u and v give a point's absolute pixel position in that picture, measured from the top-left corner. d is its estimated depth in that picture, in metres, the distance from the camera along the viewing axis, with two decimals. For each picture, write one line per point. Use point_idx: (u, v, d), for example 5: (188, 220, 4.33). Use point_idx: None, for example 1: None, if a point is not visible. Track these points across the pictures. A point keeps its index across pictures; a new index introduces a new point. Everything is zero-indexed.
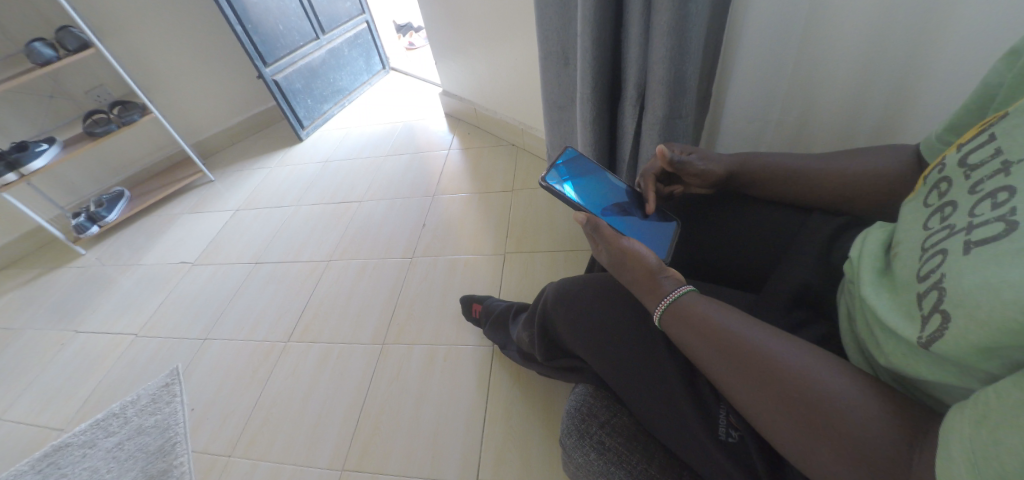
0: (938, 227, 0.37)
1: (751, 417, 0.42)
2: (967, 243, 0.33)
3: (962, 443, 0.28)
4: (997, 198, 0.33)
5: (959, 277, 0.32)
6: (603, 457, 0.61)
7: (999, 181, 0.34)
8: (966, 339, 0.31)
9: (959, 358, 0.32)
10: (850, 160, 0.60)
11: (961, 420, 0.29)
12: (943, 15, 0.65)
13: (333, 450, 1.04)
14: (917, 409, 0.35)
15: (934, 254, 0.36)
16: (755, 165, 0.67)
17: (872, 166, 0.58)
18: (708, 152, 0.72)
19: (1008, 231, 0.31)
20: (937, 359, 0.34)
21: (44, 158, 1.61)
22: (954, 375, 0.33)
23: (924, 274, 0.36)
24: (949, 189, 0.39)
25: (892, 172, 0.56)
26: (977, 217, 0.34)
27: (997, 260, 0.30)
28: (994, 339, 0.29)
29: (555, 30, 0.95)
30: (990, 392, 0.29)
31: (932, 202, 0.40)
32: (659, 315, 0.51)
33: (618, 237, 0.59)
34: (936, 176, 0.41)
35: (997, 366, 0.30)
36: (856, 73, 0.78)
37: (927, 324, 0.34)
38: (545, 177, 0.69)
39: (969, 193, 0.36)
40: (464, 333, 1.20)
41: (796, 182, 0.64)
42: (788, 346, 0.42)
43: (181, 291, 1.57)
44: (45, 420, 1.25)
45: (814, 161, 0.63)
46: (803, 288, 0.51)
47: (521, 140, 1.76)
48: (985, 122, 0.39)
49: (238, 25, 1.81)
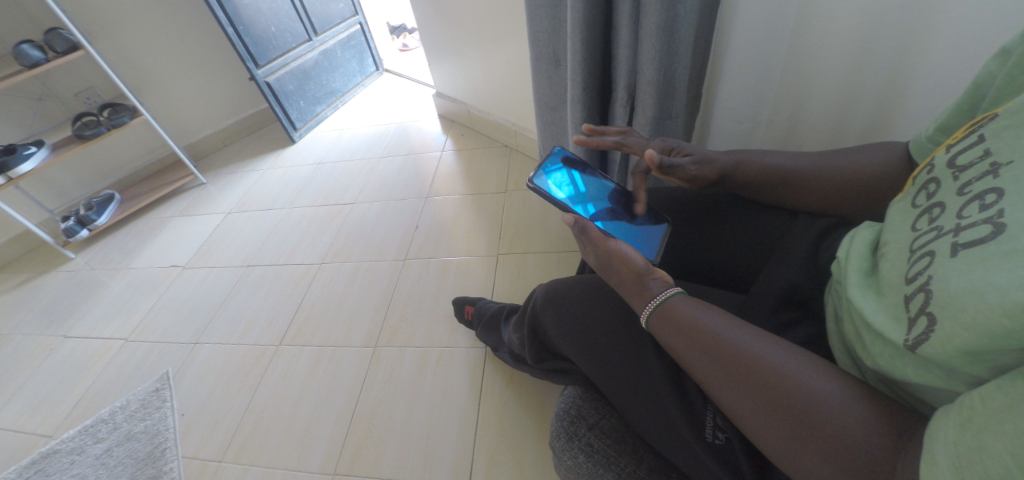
0: (926, 228, 0.37)
1: (738, 420, 0.42)
2: (955, 245, 0.33)
3: (946, 448, 0.28)
4: (986, 199, 0.33)
5: (946, 279, 0.32)
6: (592, 459, 0.61)
7: (987, 182, 0.33)
8: (951, 343, 0.30)
9: (945, 362, 0.31)
10: (843, 159, 0.60)
11: (947, 424, 0.29)
12: (929, 17, 0.65)
13: (325, 454, 1.03)
14: (903, 412, 0.35)
15: (921, 256, 0.35)
16: (749, 166, 0.66)
17: (865, 165, 0.57)
18: (702, 153, 0.70)
19: (995, 233, 0.30)
20: (924, 362, 0.34)
21: (33, 161, 1.59)
22: (940, 378, 0.33)
23: (913, 276, 0.35)
24: (937, 190, 0.38)
25: (887, 171, 0.56)
26: (965, 218, 0.33)
27: (983, 262, 0.30)
28: (980, 344, 0.29)
29: (545, 31, 0.95)
30: (975, 396, 0.28)
31: (920, 203, 0.40)
32: (646, 318, 0.50)
33: (606, 239, 0.59)
34: (925, 177, 0.41)
35: (984, 369, 0.30)
36: (844, 74, 0.78)
37: (914, 327, 0.33)
38: (533, 178, 0.68)
39: (958, 195, 0.36)
40: (457, 335, 1.20)
41: (789, 182, 0.62)
42: (773, 348, 0.41)
43: (172, 295, 1.55)
44: (33, 426, 1.24)
45: (809, 160, 0.62)
46: (790, 290, 0.51)
47: (514, 141, 1.76)
48: (974, 121, 0.39)
49: (229, 26, 1.80)
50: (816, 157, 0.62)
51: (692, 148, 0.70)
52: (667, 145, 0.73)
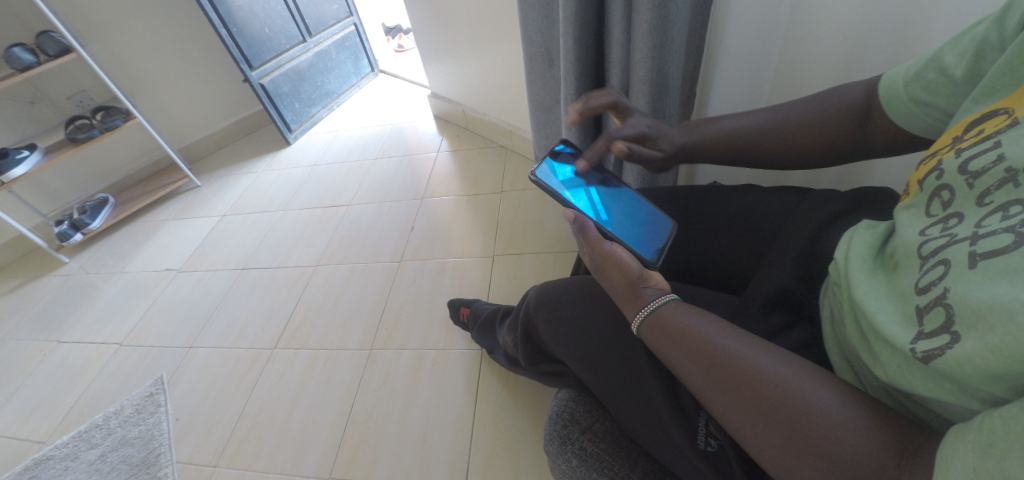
0: (937, 234, 0.36)
1: (732, 429, 0.41)
2: (973, 255, 0.32)
3: (962, 470, 0.27)
4: (1010, 211, 0.32)
5: (968, 294, 0.31)
6: (585, 463, 0.60)
7: (1009, 192, 0.32)
8: (973, 363, 0.29)
9: (960, 378, 0.30)
10: (800, 110, 0.61)
11: (963, 446, 0.28)
12: (921, 14, 0.64)
13: (321, 457, 1.02)
14: (915, 428, 0.33)
15: (935, 264, 0.34)
16: (712, 139, 0.68)
17: (822, 113, 0.58)
18: (667, 132, 0.71)
19: (1018, 243, 0.30)
20: (934, 376, 0.33)
21: (25, 165, 1.57)
22: (952, 393, 0.32)
23: (925, 286, 0.34)
24: (952, 198, 0.37)
25: (841, 122, 0.56)
26: (984, 227, 0.32)
27: (1008, 278, 0.29)
28: (1004, 366, 0.28)
29: (539, 31, 0.94)
30: (993, 419, 0.27)
31: (934, 211, 0.38)
32: (637, 325, 0.50)
33: (602, 241, 0.57)
34: (934, 182, 0.39)
35: (1003, 389, 0.29)
36: (838, 72, 0.77)
37: (930, 340, 0.32)
38: (535, 171, 0.66)
39: (976, 204, 0.34)
40: (453, 337, 1.19)
41: (753, 146, 0.64)
42: (770, 356, 0.40)
43: (167, 299, 1.54)
44: (27, 432, 1.22)
45: (771, 117, 0.63)
46: (782, 292, 0.50)
47: (510, 141, 1.75)
48: (980, 121, 0.38)
49: (221, 28, 1.79)
50: (778, 114, 0.62)
51: (664, 136, 0.70)
52: (641, 130, 0.71)
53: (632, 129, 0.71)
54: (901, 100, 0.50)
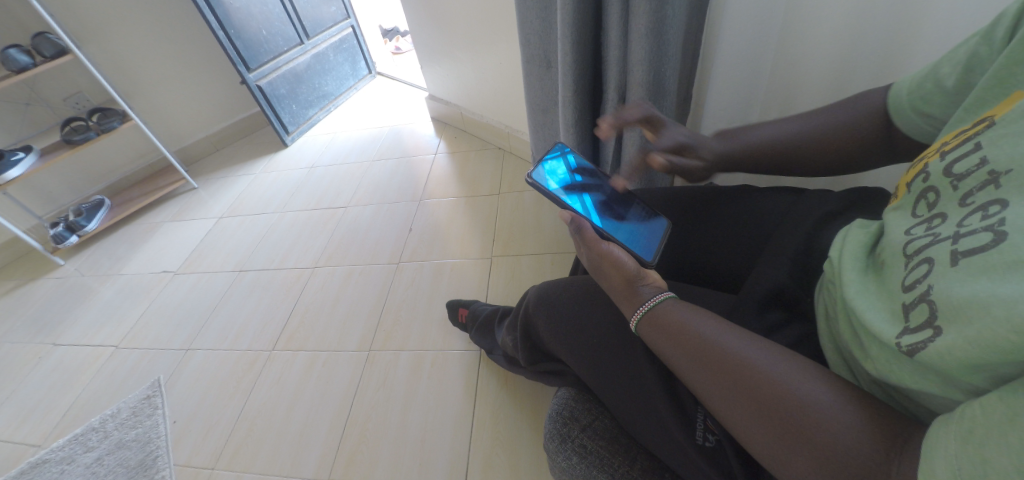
0: (921, 233, 0.37)
1: (728, 423, 0.42)
2: (954, 253, 0.33)
3: (945, 459, 0.28)
4: (989, 210, 0.33)
5: (948, 290, 0.32)
6: (585, 460, 0.61)
7: (990, 193, 0.33)
8: (954, 355, 0.30)
9: (944, 371, 0.31)
10: (827, 116, 0.59)
11: (946, 435, 0.29)
12: (912, 25, 0.66)
13: (320, 458, 1.02)
14: (902, 421, 0.34)
15: (919, 262, 0.35)
16: (751, 148, 0.66)
17: (854, 121, 0.57)
18: (707, 139, 0.70)
19: (996, 241, 0.31)
20: (919, 369, 0.34)
21: (20, 167, 1.56)
22: (937, 384, 0.33)
23: (911, 283, 0.35)
24: (937, 200, 0.38)
25: (870, 127, 0.55)
26: (965, 227, 0.34)
27: (987, 274, 0.30)
28: (982, 357, 0.29)
29: (536, 34, 0.96)
30: (975, 408, 0.28)
31: (920, 212, 0.39)
32: (635, 324, 0.51)
33: (599, 241, 0.58)
34: (921, 184, 0.40)
35: (983, 380, 0.30)
36: (830, 79, 0.79)
37: (914, 334, 0.33)
38: (530, 175, 0.67)
39: (959, 205, 0.35)
40: (452, 338, 1.19)
41: (792, 153, 0.63)
42: (764, 352, 0.41)
43: (163, 301, 1.53)
44: (22, 435, 1.22)
45: (802, 125, 0.62)
46: (778, 291, 0.51)
47: (507, 143, 1.76)
48: (968, 127, 0.39)
49: (219, 30, 1.79)
50: (810, 121, 0.61)
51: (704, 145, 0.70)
52: (678, 140, 0.71)
53: (670, 141, 0.71)
54: (906, 109, 0.51)
